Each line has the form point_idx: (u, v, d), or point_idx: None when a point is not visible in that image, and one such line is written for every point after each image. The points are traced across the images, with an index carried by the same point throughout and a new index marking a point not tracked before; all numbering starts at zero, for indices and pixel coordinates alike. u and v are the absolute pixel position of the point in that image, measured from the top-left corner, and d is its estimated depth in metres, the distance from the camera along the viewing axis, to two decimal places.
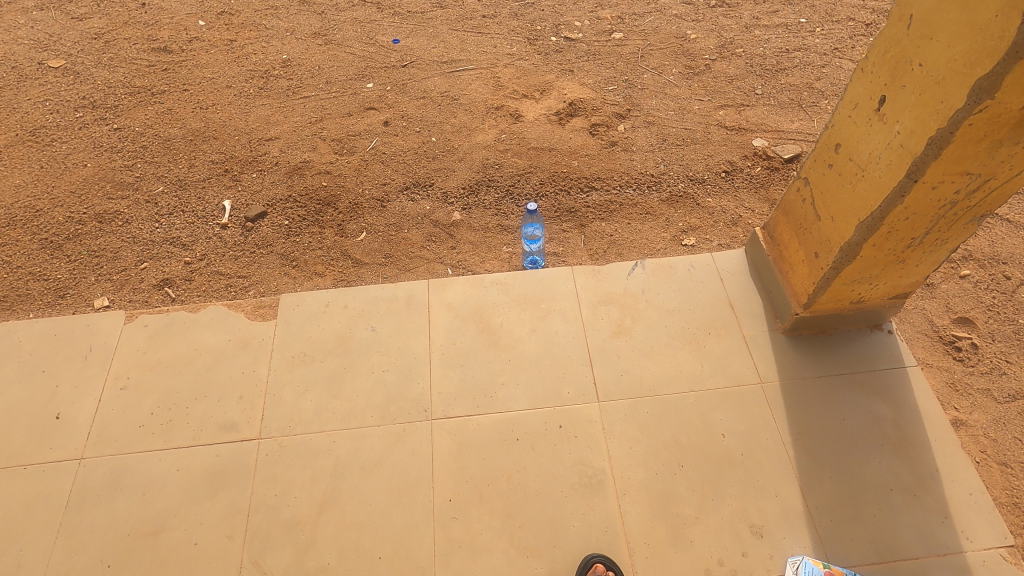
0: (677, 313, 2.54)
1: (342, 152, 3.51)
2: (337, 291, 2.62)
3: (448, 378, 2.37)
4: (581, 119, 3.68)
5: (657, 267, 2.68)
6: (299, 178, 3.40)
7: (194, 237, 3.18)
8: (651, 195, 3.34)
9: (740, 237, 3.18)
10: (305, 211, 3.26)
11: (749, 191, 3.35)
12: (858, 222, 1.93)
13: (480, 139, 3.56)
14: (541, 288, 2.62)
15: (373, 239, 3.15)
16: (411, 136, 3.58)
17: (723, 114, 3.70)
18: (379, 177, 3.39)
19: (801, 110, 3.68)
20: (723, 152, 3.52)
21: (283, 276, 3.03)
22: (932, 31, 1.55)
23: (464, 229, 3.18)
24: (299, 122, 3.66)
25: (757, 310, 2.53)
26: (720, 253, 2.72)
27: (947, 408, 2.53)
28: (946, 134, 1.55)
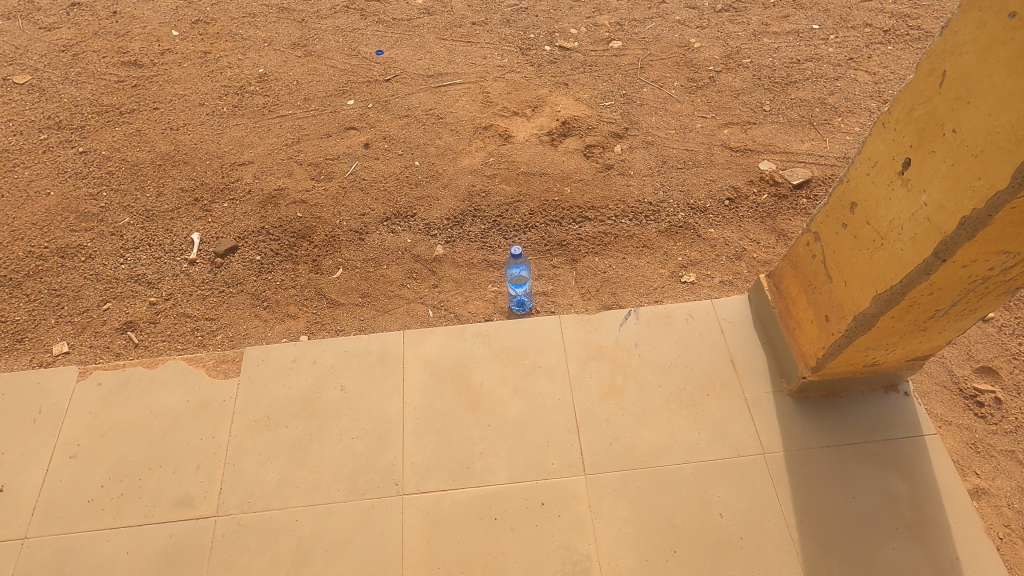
0: (674, 371, 2.32)
1: (319, 178, 3.29)
2: (306, 344, 2.43)
3: (422, 446, 2.18)
4: (575, 140, 3.44)
5: (652, 316, 2.46)
6: (273, 207, 3.19)
7: (161, 274, 2.99)
8: (648, 225, 3.11)
9: (744, 272, 2.95)
10: (278, 244, 3.06)
11: (754, 221, 3.12)
12: (876, 293, 1.70)
13: (466, 163, 3.33)
14: (526, 341, 2.42)
15: (350, 276, 2.96)
16: (393, 160, 3.35)
17: (728, 133, 3.44)
18: (358, 206, 3.18)
19: (813, 128, 3.41)
20: (726, 177, 3.27)
21: (253, 318, 2.84)
22: (970, 93, 1.31)
23: (447, 264, 2.98)
24: (274, 145, 3.44)
25: (761, 367, 2.32)
26: (721, 300, 2.50)
27: (967, 474, 2.32)
28: (983, 216, 1.31)
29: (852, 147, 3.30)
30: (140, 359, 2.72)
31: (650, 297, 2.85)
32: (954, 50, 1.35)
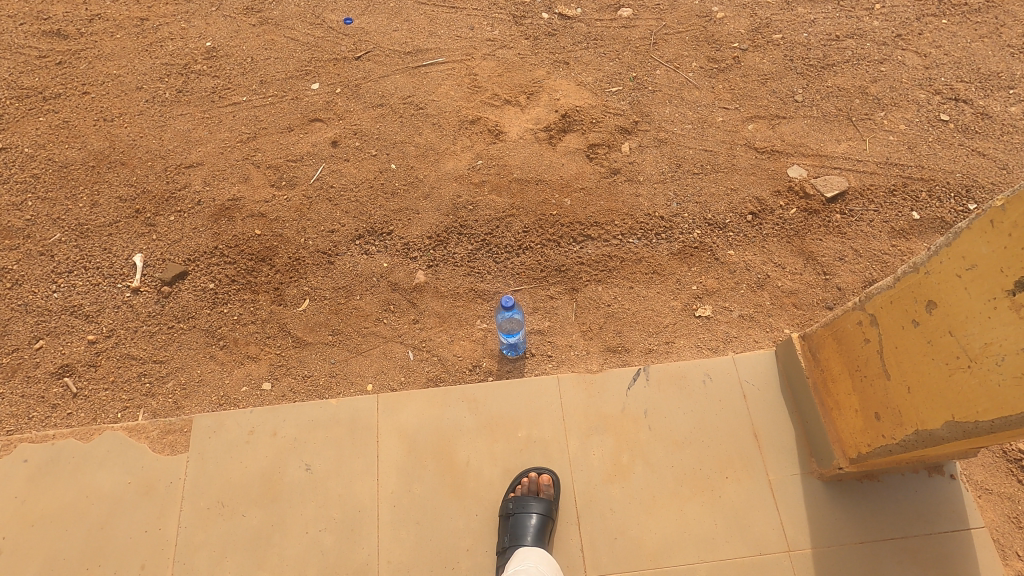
0: (687, 446, 2.03)
1: (280, 185, 2.84)
2: (264, 411, 2.10)
3: (399, 541, 1.90)
4: (576, 136, 2.97)
5: (663, 377, 2.14)
6: (226, 222, 2.76)
7: (100, 305, 2.60)
8: (660, 246, 2.72)
9: (765, 305, 2.60)
10: (235, 269, 2.66)
11: (780, 240, 2.73)
12: (952, 418, 1.38)
13: (451, 166, 2.87)
14: (518, 408, 2.10)
15: (318, 308, 2.59)
16: (365, 162, 2.89)
17: (753, 129, 2.98)
18: (325, 220, 2.75)
19: (851, 124, 2.95)
20: (750, 185, 2.85)
21: (208, 361, 2.49)
22: None
23: (429, 295, 2.60)
24: (226, 141, 2.95)
25: (787, 442, 2.03)
26: (743, 357, 2.18)
27: (1007, 554, 2.09)
28: None
29: (895, 150, 2.86)
30: (80, 412, 2.38)
31: (660, 337, 2.51)
32: None
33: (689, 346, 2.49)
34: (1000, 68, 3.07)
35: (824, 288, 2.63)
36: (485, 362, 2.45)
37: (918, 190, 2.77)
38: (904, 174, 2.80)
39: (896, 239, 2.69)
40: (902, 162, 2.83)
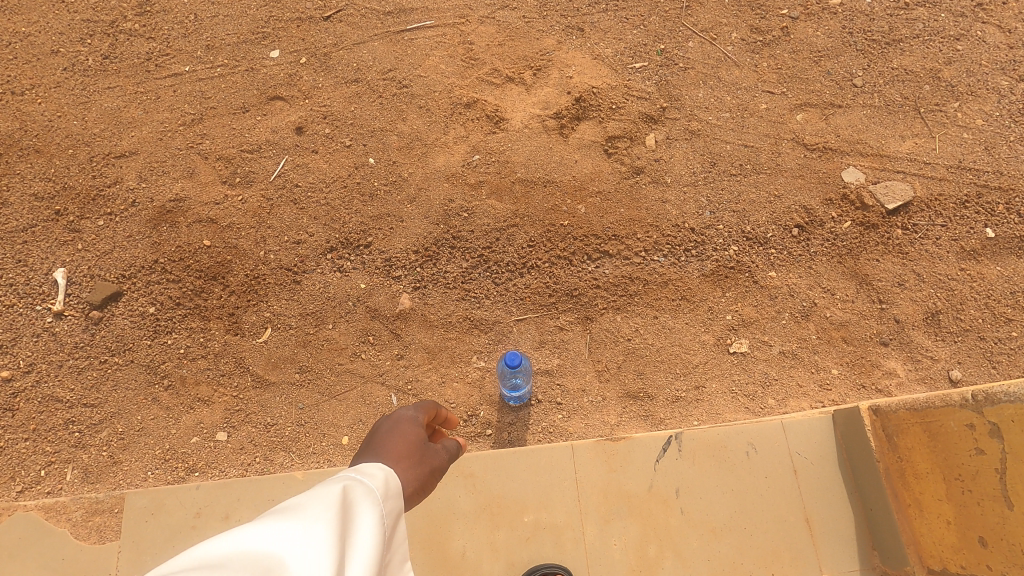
0: (727, 536, 1.70)
1: (233, 182, 2.34)
2: (212, 488, 1.73)
3: None
4: (592, 125, 2.47)
5: (698, 446, 1.79)
6: (168, 228, 2.27)
7: (15, 332, 2.14)
8: (689, 265, 2.30)
9: (810, 340, 2.23)
10: (180, 289, 2.20)
11: (830, 259, 2.32)
12: None
13: (441, 162, 2.38)
14: (525, 485, 1.75)
15: (283, 339, 2.17)
16: (337, 154, 2.39)
17: (803, 119, 2.50)
18: (290, 229, 2.28)
19: (919, 115, 2.48)
20: (797, 190, 2.40)
21: (150, 404, 2.08)
22: None
23: (416, 324, 2.19)
24: (166, 124, 2.41)
25: (844, 530, 1.71)
26: (794, 423, 1.82)
27: None
28: None
29: (970, 151, 2.42)
30: None
31: (688, 380, 2.13)
32: None
33: (721, 391, 2.13)
34: None
35: (879, 320, 2.25)
36: (482, 411, 2.07)
37: (994, 201, 2.35)
38: (978, 181, 2.37)
39: (965, 262, 2.29)
40: (976, 166, 2.39)
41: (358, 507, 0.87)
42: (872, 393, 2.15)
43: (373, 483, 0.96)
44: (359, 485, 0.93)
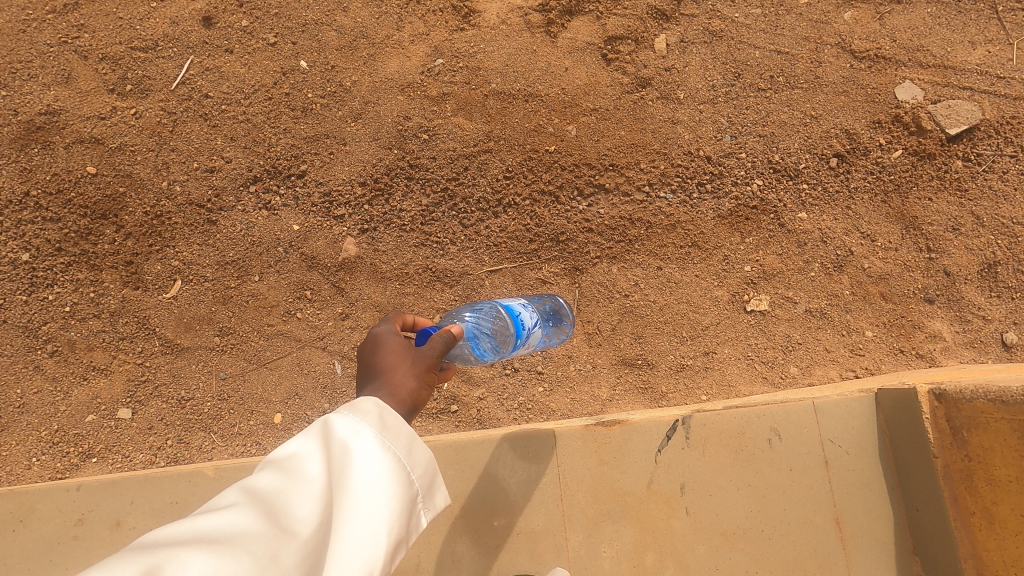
0: (741, 542, 1.39)
1: (123, 90, 1.80)
2: (95, 488, 1.38)
3: None
4: (588, 22, 1.94)
5: (710, 434, 1.45)
6: (41, 150, 1.76)
7: None
8: (703, 203, 1.87)
9: (843, 296, 1.85)
10: (60, 230, 1.73)
11: (873, 197, 1.90)
12: None
13: (394, 68, 1.86)
14: (494, 483, 1.42)
15: (196, 294, 1.74)
16: (259, 54, 1.84)
17: (852, 20, 1.99)
18: (200, 153, 1.79)
19: (994, 17, 1.98)
20: (838, 110, 1.93)
21: (31, 374, 1.67)
22: None
23: (364, 276, 1.77)
24: (29, 11, 1.83)
25: (885, 532, 1.40)
26: (828, 404, 1.48)
27: None
28: None
29: None
30: None
31: (697, 345, 1.77)
32: None
33: (734, 357, 1.77)
34: None
35: (926, 272, 1.87)
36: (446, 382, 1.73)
37: None
38: None
39: None
40: None
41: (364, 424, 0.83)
42: (911, 359, 1.81)
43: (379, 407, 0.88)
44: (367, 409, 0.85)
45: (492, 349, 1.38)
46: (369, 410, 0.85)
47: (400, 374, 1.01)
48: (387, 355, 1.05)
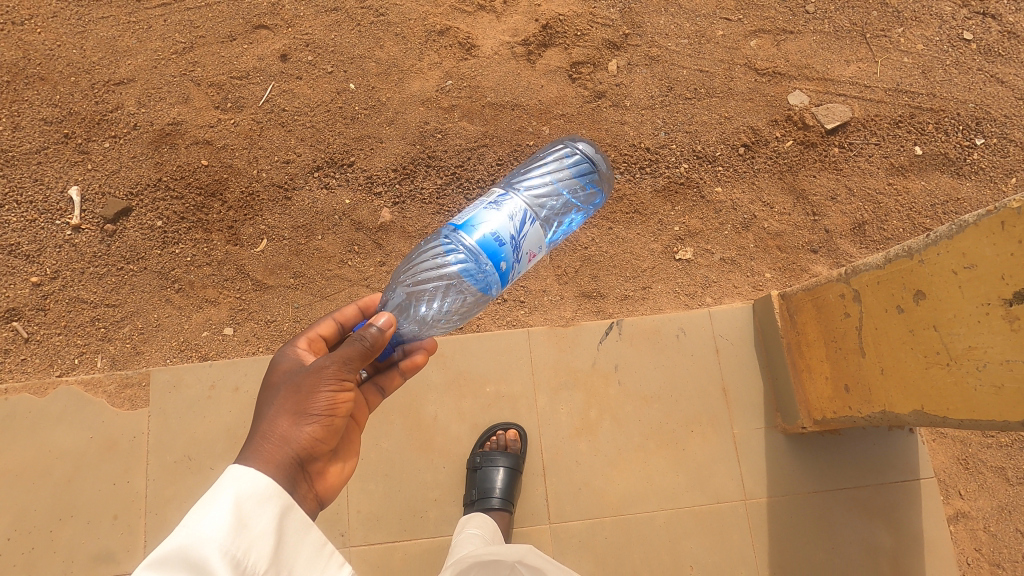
0: (655, 402, 2.03)
1: (225, 106, 2.53)
2: (224, 366, 2.05)
3: (368, 494, 1.94)
4: (558, 52, 2.63)
5: (636, 331, 2.09)
6: (169, 150, 2.49)
7: (39, 243, 2.41)
8: (643, 181, 2.53)
9: (748, 248, 2.48)
10: (183, 205, 2.45)
11: (771, 176, 2.55)
12: (920, 408, 1.35)
13: (417, 88, 2.57)
14: (487, 363, 2.05)
15: (277, 249, 2.43)
16: (320, 80, 2.57)
17: (756, 46, 2.66)
18: (280, 149, 2.50)
19: (863, 42, 2.65)
20: (746, 112, 2.59)
21: (164, 305, 2.37)
22: None
23: (396, 235, 2.45)
24: (159, 52, 2.58)
25: (755, 397, 2.04)
26: (720, 311, 2.12)
27: (952, 496, 2.24)
28: None
29: (908, 75, 2.60)
30: (34, 358, 2.30)
31: (637, 282, 2.42)
32: None
33: (665, 291, 2.42)
34: None
35: (811, 230, 2.51)
36: None
37: (926, 121, 2.55)
38: (912, 103, 2.57)
39: (893, 177, 2.53)
40: (913, 89, 2.58)
41: (200, 529, 1.05)
42: None
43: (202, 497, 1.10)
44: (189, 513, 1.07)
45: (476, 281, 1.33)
46: (216, 511, 1.08)
47: (279, 417, 1.25)
48: (276, 392, 1.30)
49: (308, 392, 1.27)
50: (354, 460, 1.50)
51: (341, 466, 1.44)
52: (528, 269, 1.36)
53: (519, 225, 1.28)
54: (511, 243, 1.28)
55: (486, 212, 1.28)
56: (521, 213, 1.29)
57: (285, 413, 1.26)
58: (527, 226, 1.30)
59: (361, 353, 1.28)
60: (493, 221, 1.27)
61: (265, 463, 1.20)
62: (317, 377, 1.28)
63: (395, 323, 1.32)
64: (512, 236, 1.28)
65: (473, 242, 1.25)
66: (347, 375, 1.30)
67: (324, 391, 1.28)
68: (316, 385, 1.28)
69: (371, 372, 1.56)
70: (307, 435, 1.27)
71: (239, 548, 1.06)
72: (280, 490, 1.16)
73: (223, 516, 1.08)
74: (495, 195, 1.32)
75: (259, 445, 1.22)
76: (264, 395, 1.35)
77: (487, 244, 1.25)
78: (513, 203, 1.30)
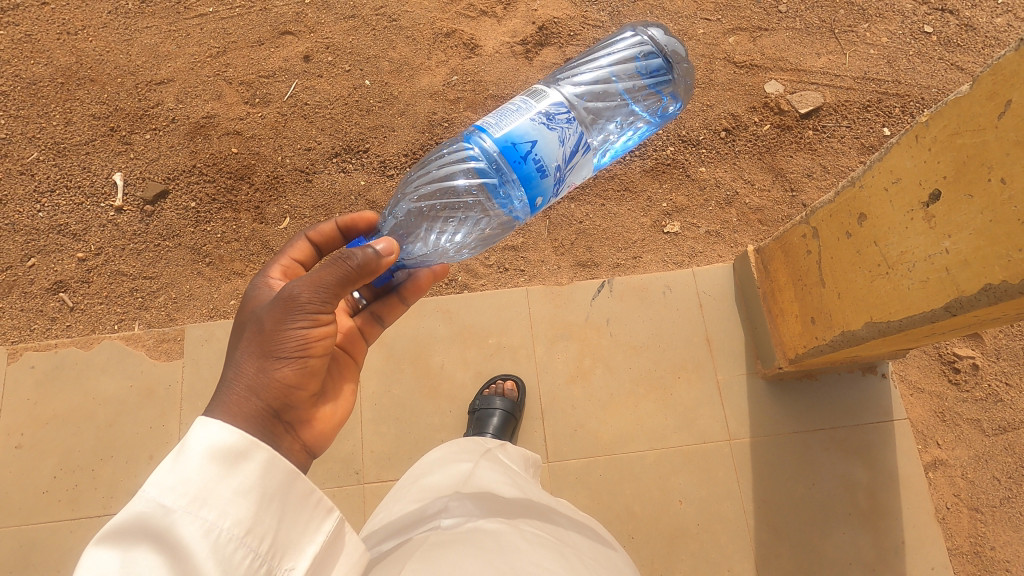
0: (644, 351, 2.21)
1: (253, 102, 2.82)
2: None
3: (381, 436, 2.12)
4: (553, 50, 2.91)
5: (626, 288, 2.29)
6: (203, 140, 2.76)
7: (86, 223, 2.67)
8: (633, 163, 2.75)
9: (732, 222, 2.68)
10: (215, 188, 2.71)
11: (751, 156, 2.76)
12: (870, 320, 1.52)
13: (426, 83, 2.84)
14: (489, 318, 2.25)
15: (298, 226, 2.67)
16: (339, 77, 2.85)
17: (734, 42, 2.91)
18: (302, 138, 2.77)
19: (832, 37, 2.90)
20: (726, 100, 2.82)
21: (196, 277, 2.60)
22: (1013, 140, 1.04)
23: None
24: (196, 55, 2.88)
25: (737, 347, 2.21)
26: (703, 270, 2.31)
27: (930, 446, 2.36)
28: (993, 292, 1.13)
29: (874, 65, 2.84)
30: (79, 324, 2.53)
31: (629, 252, 2.60)
32: (997, 91, 1.08)
33: (655, 260, 2.61)
34: None
35: (791, 204, 2.70)
36: (460, 277, 2.57)
37: (892, 105, 2.79)
38: (879, 89, 2.81)
39: (864, 155, 2.74)
40: (879, 77, 2.82)
41: (165, 495, 0.91)
42: None
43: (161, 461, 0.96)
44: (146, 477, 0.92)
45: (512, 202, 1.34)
46: (181, 473, 0.94)
47: (247, 362, 1.20)
48: (243, 337, 1.25)
49: (275, 330, 1.22)
50: (346, 402, 1.49)
51: (332, 408, 1.42)
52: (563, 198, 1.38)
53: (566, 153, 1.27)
54: (559, 170, 1.27)
55: (535, 128, 1.23)
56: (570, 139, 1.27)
57: (253, 356, 1.21)
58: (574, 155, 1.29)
59: (340, 279, 1.24)
60: (544, 141, 1.23)
61: (235, 413, 1.13)
62: (283, 316, 1.23)
63: (395, 251, 1.31)
64: (561, 160, 1.27)
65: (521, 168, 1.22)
66: (317, 307, 1.24)
67: (293, 329, 1.23)
68: (283, 322, 1.23)
69: (368, 298, 1.69)
70: (278, 378, 1.22)
71: (212, 514, 0.92)
72: (255, 440, 1.01)
73: (187, 480, 0.93)
74: (548, 105, 1.26)
75: (226, 395, 1.17)
76: (234, 336, 1.30)
77: (534, 168, 1.22)
78: (567, 120, 1.27)
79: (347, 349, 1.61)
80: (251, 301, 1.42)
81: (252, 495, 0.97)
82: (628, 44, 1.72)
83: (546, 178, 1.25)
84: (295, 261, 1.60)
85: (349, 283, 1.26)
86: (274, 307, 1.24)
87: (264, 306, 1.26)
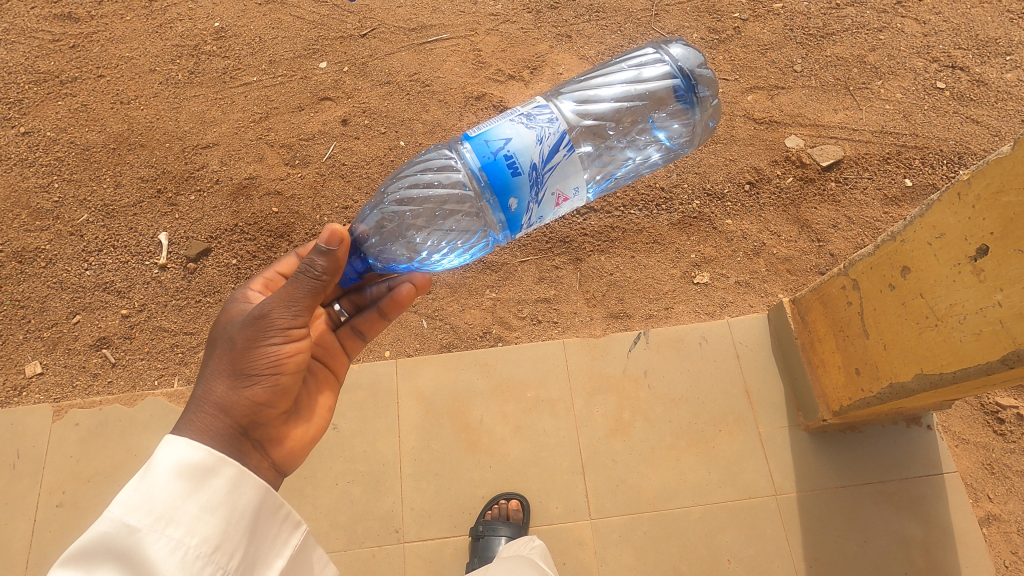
0: (684, 404, 2.20)
1: (293, 163, 2.95)
2: None
3: (420, 492, 2.10)
4: None
5: (661, 339, 2.30)
6: (245, 200, 2.88)
7: (131, 281, 2.76)
8: (659, 216, 2.81)
9: (761, 271, 2.70)
10: (255, 245, 2.80)
11: (776, 209, 2.82)
12: (920, 371, 1.52)
13: None
14: (526, 370, 2.27)
15: None
16: (375, 139, 2.99)
17: (753, 99, 3.02)
18: (339, 197, 2.88)
19: (847, 94, 3.02)
20: (748, 155, 2.91)
21: None
22: None
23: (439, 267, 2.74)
24: (240, 121, 3.04)
25: (778, 398, 2.20)
26: (738, 320, 2.32)
27: (981, 499, 2.29)
28: None
29: (890, 119, 2.94)
30: (120, 380, 2.57)
31: (660, 303, 2.62)
32: None
33: (686, 312, 2.62)
34: (998, 34, 3.14)
35: (818, 254, 2.74)
36: (494, 329, 2.60)
37: (911, 157, 2.86)
38: (898, 142, 2.89)
39: (888, 206, 2.79)
40: (896, 130, 2.92)
41: (134, 513, 1.08)
42: None
43: (134, 479, 1.12)
44: (118, 497, 1.09)
45: (490, 207, 1.34)
46: (152, 493, 1.10)
47: (216, 384, 1.33)
48: (214, 356, 1.38)
49: (244, 350, 1.33)
50: (321, 418, 1.59)
51: (304, 427, 1.53)
52: (547, 207, 1.34)
53: (543, 151, 1.26)
54: (534, 170, 1.26)
55: (512, 127, 1.26)
56: (546, 138, 1.27)
57: (225, 376, 1.33)
58: (552, 155, 1.27)
59: (308, 291, 1.32)
60: (519, 139, 1.25)
61: (201, 430, 1.27)
62: (250, 339, 1.33)
63: (344, 239, 1.31)
64: (537, 158, 1.26)
65: (493, 163, 1.24)
66: (287, 323, 1.34)
67: (265, 349, 1.34)
68: (257, 339, 1.33)
69: (350, 311, 1.77)
70: (251, 394, 1.34)
71: (180, 530, 1.08)
72: (222, 461, 1.19)
73: (159, 499, 1.10)
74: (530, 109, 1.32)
75: (198, 411, 1.30)
76: (207, 352, 1.43)
77: (506, 165, 1.23)
78: (547, 120, 1.29)
79: (331, 368, 1.70)
80: (228, 316, 1.53)
81: (217, 512, 1.14)
82: (652, 58, 1.66)
83: (521, 175, 1.24)
84: (280, 274, 1.68)
85: (319, 293, 1.34)
86: (246, 326, 1.34)
87: (238, 324, 1.36)
